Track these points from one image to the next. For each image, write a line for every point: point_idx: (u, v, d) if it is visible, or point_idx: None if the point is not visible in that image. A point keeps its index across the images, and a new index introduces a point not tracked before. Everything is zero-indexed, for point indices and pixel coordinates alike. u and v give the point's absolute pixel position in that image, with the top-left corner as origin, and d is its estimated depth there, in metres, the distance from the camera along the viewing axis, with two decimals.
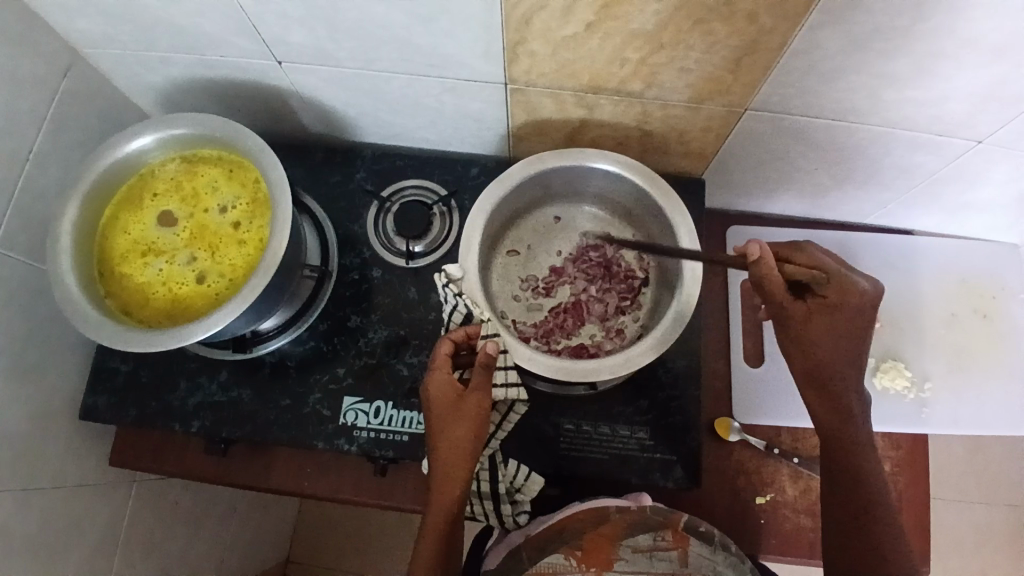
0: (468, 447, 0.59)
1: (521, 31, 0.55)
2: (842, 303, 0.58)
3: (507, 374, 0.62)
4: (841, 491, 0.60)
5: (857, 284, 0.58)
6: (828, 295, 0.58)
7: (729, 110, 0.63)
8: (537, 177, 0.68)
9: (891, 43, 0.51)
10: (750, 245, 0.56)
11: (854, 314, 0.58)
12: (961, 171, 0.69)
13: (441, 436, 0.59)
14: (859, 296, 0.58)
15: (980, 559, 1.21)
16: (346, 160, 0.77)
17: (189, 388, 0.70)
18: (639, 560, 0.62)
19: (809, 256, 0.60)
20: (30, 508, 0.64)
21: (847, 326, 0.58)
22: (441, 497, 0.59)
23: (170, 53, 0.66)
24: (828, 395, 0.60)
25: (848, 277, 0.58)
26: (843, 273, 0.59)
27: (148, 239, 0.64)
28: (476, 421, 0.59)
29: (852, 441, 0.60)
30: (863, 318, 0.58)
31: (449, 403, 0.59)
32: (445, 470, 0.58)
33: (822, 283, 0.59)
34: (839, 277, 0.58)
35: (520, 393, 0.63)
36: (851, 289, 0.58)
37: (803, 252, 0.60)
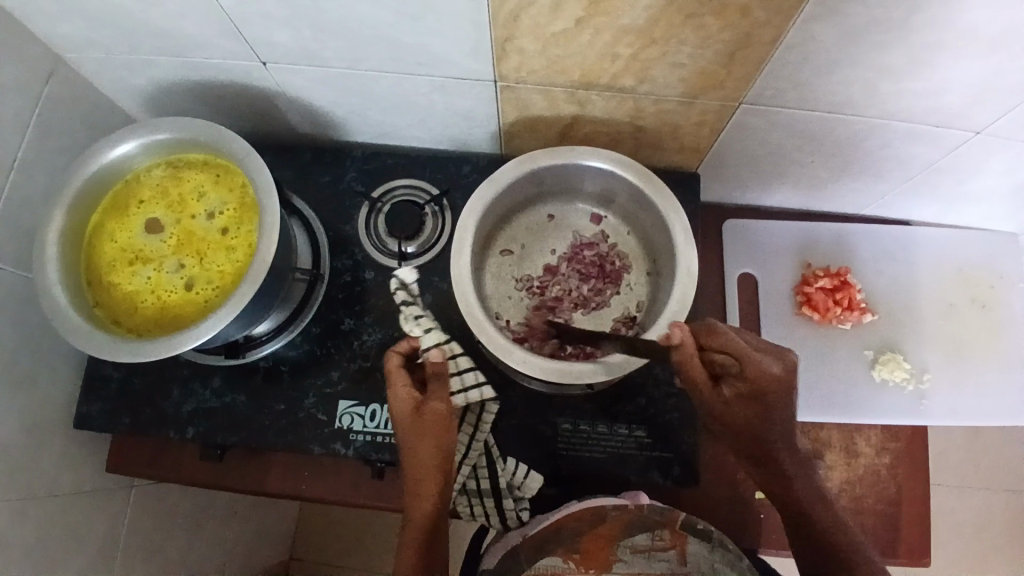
0: (435, 455, 0.60)
1: (509, 29, 0.54)
2: (756, 387, 0.57)
3: (464, 376, 0.65)
4: (802, 539, 0.62)
5: (764, 367, 0.56)
6: (742, 384, 0.58)
7: (723, 104, 0.62)
8: (529, 175, 0.67)
9: (887, 36, 0.50)
10: (674, 328, 0.56)
11: (770, 396, 0.57)
12: (959, 162, 0.68)
13: (407, 449, 0.61)
14: (773, 377, 0.56)
15: (979, 543, 1.22)
16: (336, 160, 0.76)
17: (183, 395, 0.70)
18: (638, 561, 0.61)
19: (719, 338, 0.57)
20: (27, 519, 0.64)
21: (764, 409, 0.58)
22: (417, 507, 0.61)
23: (153, 56, 0.65)
24: (768, 460, 0.62)
25: (760, 358, 0.56)
26: (751, 353, 0.56)
27: (136, 247, 0.63)
28: (438, 430, 0.60)
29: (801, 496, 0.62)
30: (779, 395, 0.57)
31: (409, 418, 0.60)
32: (416, 479, 0.61)
33: (736, 370, 0.58)
34: (746, 361, 0.56)
35: (483, 392, 0.65)
36: (765, 372, 0.56)
37: (711, 332, 0.57)
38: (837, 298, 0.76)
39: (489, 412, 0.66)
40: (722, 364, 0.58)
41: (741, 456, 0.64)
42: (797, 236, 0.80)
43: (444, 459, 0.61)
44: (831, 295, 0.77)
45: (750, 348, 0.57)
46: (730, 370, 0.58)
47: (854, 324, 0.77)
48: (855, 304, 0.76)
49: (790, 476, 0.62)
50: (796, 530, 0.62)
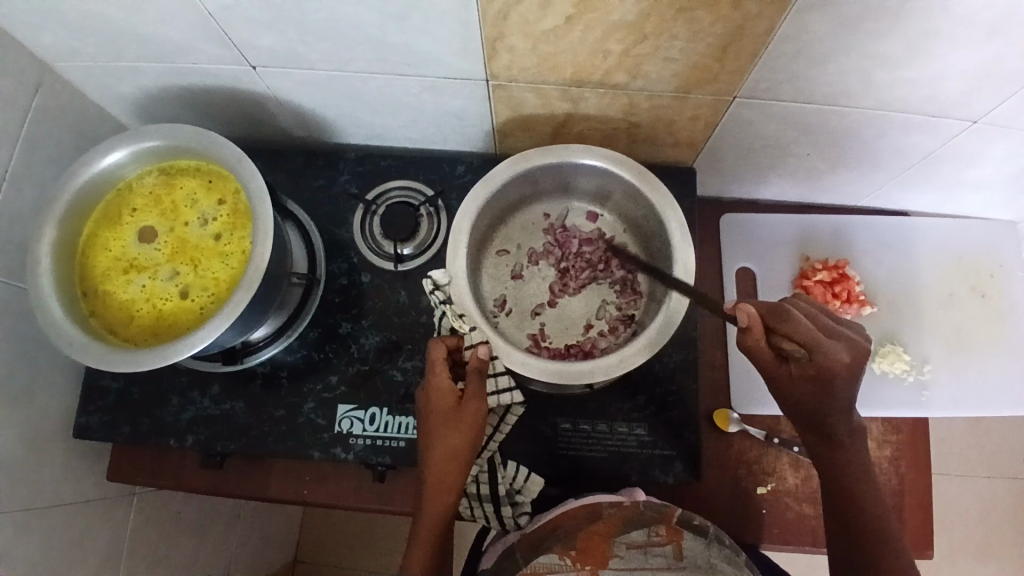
0: (462, 453, 0.60)
1: (499, 27, 0.53)
2: (825, 374, 0.55)
3: (498, 379, 0.64)
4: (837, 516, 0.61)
5: (833, 354, 0.54)
6: (809, 367, 0.55)
7: (717, 98, 0.61)
8: (523, 175, 0.67)
9: (882, 25, 0.49)
10: (739, 310, 0.55)
11: (845, 381, 0.55)
12: (958, 150, 0.67)
13: (435, 440, 0.60)
14: (843, 364, 0.54)
15: (985, 532, 1.21)
16: (329, 163, 0.76)
17: (181, 403, 0.70)
18: (635, 556, 0.59)
19: (790, 325, 0.55)
20: (28, 532, 0.64)
21: (828, 391, 0.56)
22: (436, 502, 0.60)
23: (141, 63, 0.64)
24: (827, 433, 0.60)
25: (830, 344, 0.54)
26: (822, 340, 0.54)
27: (130, 256, 0.63)
28: (472, 428, 0.60)
29: (847, 470, 0.60)
30: (852, 377, 0.55)
31: (448, 408, 0.59)
32: (439, 473, 0.60)
33: (805, 357, 0.55)
34: (818, 349, 0.54)
35: (514, 397, 0.64)
36: (834, 359, 0.54)
37: (781, 316, 0.55)
38: (836, 291, 0.76)
39: (512, 416, 0.65)
40: (789, 351, 0.56)
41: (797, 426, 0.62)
42: (795, 228, 0.80)
43: (469, 458, 0.60)
44: (829, 288, 0.76)
45: (820, 333, 0.55)
46: (799, 354, 0.56)
47: (854, 316, 0.77)
48: (854, 297, 0.76)
49: (841, 446, 0.60)
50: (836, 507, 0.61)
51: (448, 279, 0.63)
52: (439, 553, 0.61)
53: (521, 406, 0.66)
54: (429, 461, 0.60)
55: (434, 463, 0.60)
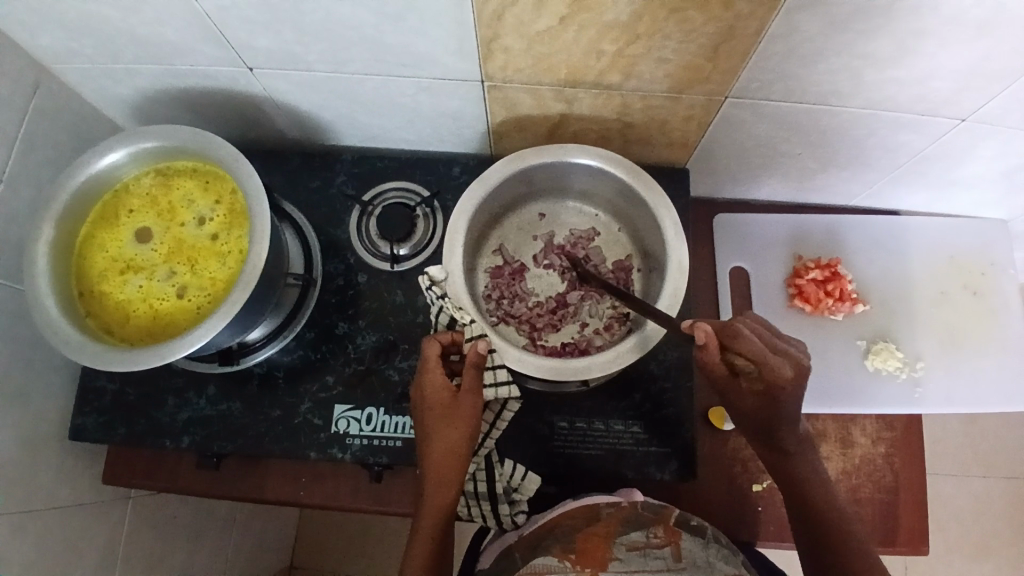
0: (461, 450, 0.60)
1: (494, 28, 0.54)
2: (773, 386, 0.56)
3: (496, 373, 0.63)
4: (802, 524, 0.61)
5: (778, 369, 0.55)
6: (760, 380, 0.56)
7: (710, 98, 0.62)
8: (519, 175, 0.67)
9: (870, 24, 0.50)
10: (695, 327, 0.56)
11: (789, 393, 0.56)
12: (947, 149, 0.68)
13: (433, 435, 0.60)
14: (788, 379, 0.55)
15: (980, 531, 1.22)
16: (325, 164, 0.76)
17: (178, 404, 0.70)
18: (635, 558, 0.59)
19: (739, 342, 0.56)
20: (23, 535, 0.64)
21: (777, 401, 0.57)
22: (436, 498, 0.60)
23: (138, 64, 0.65)
24: (774, 444, 0.61)
25: (775, 358, 0.55)
26: (769, 356, 0.55)
27: (127, 256, 0.63)
28: (469, 422, 0.60)
29: (799, 477, 0.61)
30: (790, 394, 0.56)
31: (442, 403, 0.60)
32: (438, 470, 0.60)
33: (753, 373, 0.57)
34: (764, 365, 0.55)
35: (511, 391, 0.63)
36: (778, 376, 0.55)
37: (734, 334, 0.56)
38: (829, 289, 0.77)
39: (509, 411, 0.65)
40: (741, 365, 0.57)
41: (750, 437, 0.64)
42: (788, 227, 0.81)
43: (469, 455, 0.61)
44: (822, 286, 0.77)
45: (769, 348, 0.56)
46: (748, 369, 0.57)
47: (846, 314, 0.78)
48: (846, 295, 0.77)
49: (791, 456, 0.62)
50: (796, 513, 0.62)
51: (445, 276, 0.63)
52: (440, 551, 0.61)
53: (519, 401, 0.65)
54: (427, 457, 0.60)
55: (432, 462, 0.60)
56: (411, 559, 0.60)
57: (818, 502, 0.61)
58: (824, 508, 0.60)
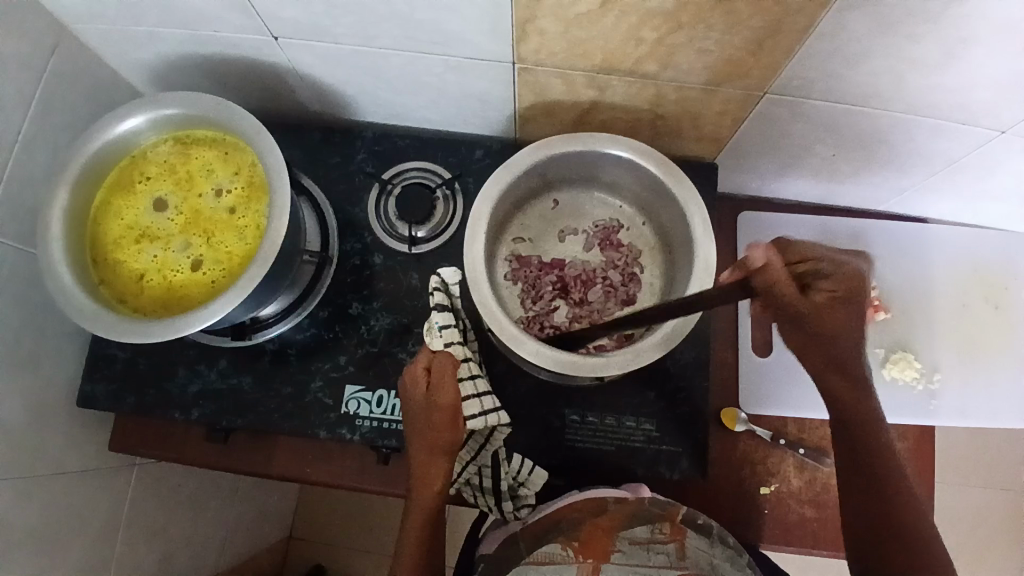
0: (447, 445, 0.61)
1: (531, 9, 0.52)
2: (848, 288, 0.54)
3: (482, 402, 0.62)
4: (854, 454, 0.63)
5: (855, 268, 0.54)
6: (833, 286, 0.54)
7: (747, 94, 0.60)
8: (545, 162, 0.66)
9: (922, 28, 0.48)
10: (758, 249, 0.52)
11: (857, 298, 0.55)
12: (984, 158, 0.67)
13: (417, 435, 0.62)
14: (859, 277, 0.54)
15: (977, 542, 1.22)
16: (346, 140, 0.75)
17: (188, 376, 0.69)
18: (637, 553, 0.61)
19: (805, 249, 0.53)
20: (28, 500, 0.63)
21: (846, 311, 0.56)
22: (423, 491, 0.62)
23: (160, 28, 0.63)
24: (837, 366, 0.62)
25: (845, 261, 0.54)
26: (838, 258, 0.54)
27: (142, 225, 0.62)
28: (448, 422, 0.61)
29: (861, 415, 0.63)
30: (861, 301, 0.55)
31: (422, 406, 0.61)
32: (422, 466, 0.62)
33: (827, 279, 0.53)
34: (840, 265, 0.54)
35: (500, 419, 0.62)
36: (852, 275, 0.54)
37: (791, 244, 0.53)
38: None
39: (504, 428, 0.64)
40: (808, 275, 0.53)
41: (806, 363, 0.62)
42: (813, 230, 0.79)
43: (456, 449, 0.62)
44: None
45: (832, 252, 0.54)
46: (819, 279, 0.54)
47: (867, 321, 0.77)
48: (868, 302, 0.76)
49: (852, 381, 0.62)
50: (846, 441, 0.64)
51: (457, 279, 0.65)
52: (429, 539, 0.63)
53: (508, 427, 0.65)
54: (413, 456, 0.62)
55: (418, 455, 0.62)
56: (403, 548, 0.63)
57: (880, 457, 0.62)
58: (887, 466, 0.62)
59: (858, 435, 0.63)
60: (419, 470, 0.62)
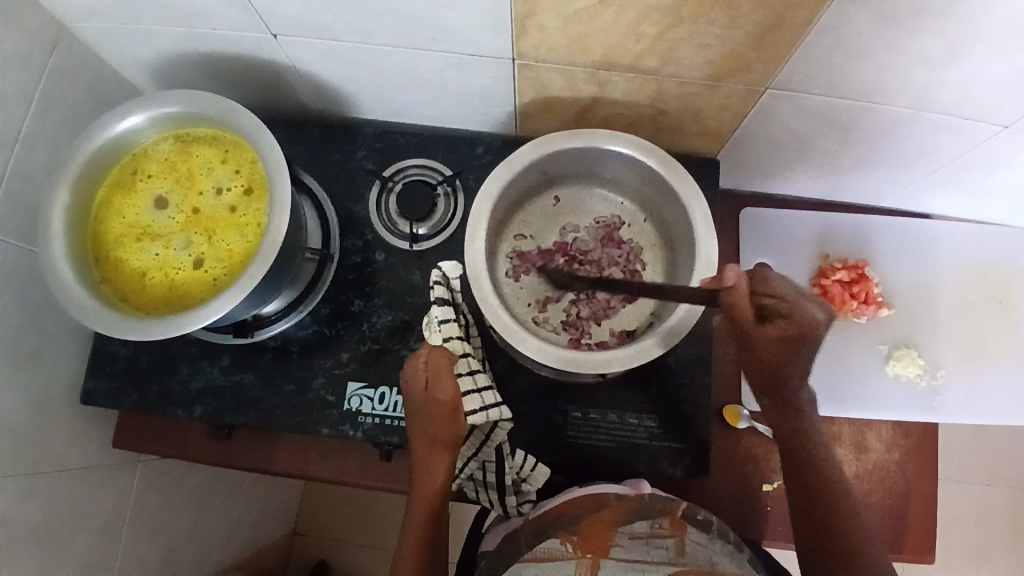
0: (447, 441, 0.61)
1: (530, 4, 0.52)
2: (802, 332, 0.56)
3: (483, 396, 0.63)
4: (798, 483, 0.62)
5: (812, 314, 0.55)
6: (786, 325, 0.56)
7: (749, 89, 0.60)
8: (546, 158, 0.65)
9: (925, 23, 0.48)
10: (728, 269, 0.54)
11: (811, 341, 0.56)
12: (988, 154, 0.66)
13: (417, 432, 0.62)
14: (819, 326, 0.56)
15: (981, 538, 1.22)
16: (346, 137, 0.75)
17: (190, 373, 0.70)
18: (637, 547, 0.58)
19: (772, 284, 0.57)
20: (32, 496, 0.64)
21: (801, 350, 0.58)
22: (426, 487, 0.62)
23: (160, 25, 0.63)
24: (782, 397, 0.62)
25: (808, 305, 0.56)
26: (801, 300, 0.56)
27: (144, 223, 0.62)
28: (447, 418, 0.61)
29: (807, 442, 0.62)
30: (813, 343, 0.57)
31: (420, 404, 0.61)
32: (423, 462, 0.62)
33: (785, 316, 0.56)
34: (797, 307, 0.56)
35: (502, 413, 0.63)
36: (809, 319, 0.55)
37: (764, 277, 0.57)
38: (854, 291, 0.75)
39: (505, 422, 0.64)
40: (767, 310, 0.57)
41: (758, 392, 0.64)
42: (816, 226, 0.79)
43: (456, 445, 0.62)
44: (847, 288, 0.75)
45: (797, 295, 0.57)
46: (777, 315, 0.56)
47: (870, 317, 0.76)
48: (871, 298, 0.75)
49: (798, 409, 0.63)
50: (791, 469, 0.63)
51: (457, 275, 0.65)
52: (432, 538, 0.63)
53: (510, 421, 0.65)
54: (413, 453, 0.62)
55: (418, 452, 0.62)
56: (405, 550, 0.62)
57: (826, 487, 0.61)
58: (834, 495, 0.61)
59: (804, 462, 0.62)
60: (419, 466, 0.62)
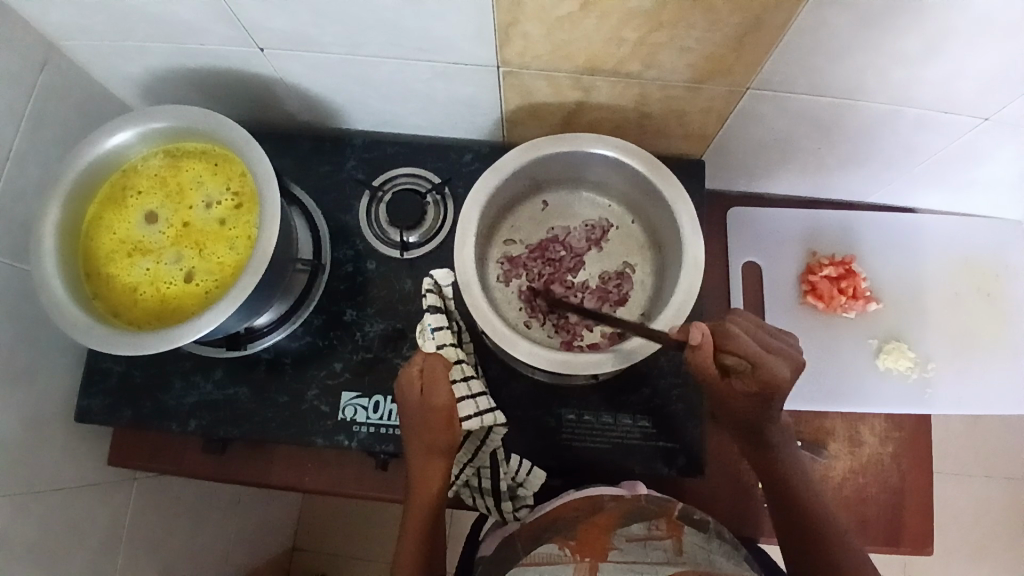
0: (445, 446, 0.62)
1: (513, 12, 0.53)
2: (769, 387, 0.58)
3: (478, 402, 0.62)
4: (782, 512, 0.63)
5: (776, 370, 0.57)
6: (753, 379, 0.58)
7: (731, 90, 0.61)
8: (533, 163, 0.66)
9: (900, 20, 0.49)
10: (694, 328, 0.55)
11: (778, 393, 0.59)
12: (969, 148, 0.67)
13: (412, 438, 0.62)
14: (783, 380, 0.57)
15: (979, 532, 1.22)
16: (336, 149, 0.75)
17: (184, 388, 0.69)
18: (635, 549, 0.57)
19: (737, 342, 0.57)
20: (27, 516, 0.64)
21: (766, 399, 0.60)
22: (422, 494, 0.62)
23: (148, 42, 0.63)
24: (753, 433, 0.63)
25: (771, 359, 0.57)
26: (765, 356, 0.57)
27: (134, 238, 0.62)
28: (442, 423, 0.61)
29: (784, 469, 0.63)
30: (777, 394, 0.59)
31: (415, 409, 0.61)
32: (419, 469, 0.62)
33: (749, 371, 0.58)
34: (760, 366, 0.57)
35: (497, 419, 0.63)
36: (774, 374, 0.57)
37: (730, 333, 0.58)
38: (842, 287, 0.76)
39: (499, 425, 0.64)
40: (732, 365, 0.59)
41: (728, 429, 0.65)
42: (802, 225, 0.80)
43: (454, 449, 0.62)
44: (836, 284, 0.76)
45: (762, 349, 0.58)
46: (743, 370, 0.58)
47: (859, 313, 0.77)
48: (859, 293, 0.76)
49: (771, 442, 0.64)
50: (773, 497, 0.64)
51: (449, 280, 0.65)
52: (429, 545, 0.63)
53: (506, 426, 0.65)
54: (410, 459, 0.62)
55: (414, 456, 0.62)
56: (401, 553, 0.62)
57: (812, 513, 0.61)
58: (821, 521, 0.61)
59: (786, 489, 0.63)
60: (415, 472, 0.62)
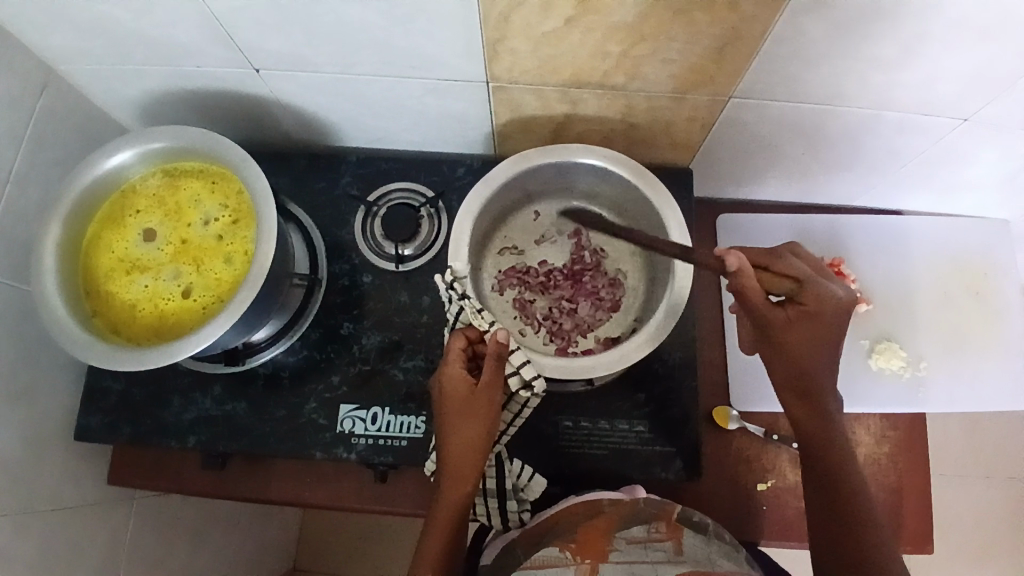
0: (477, 438, 0.59)
1: (500, 29, 0.54)
2: (819, 309, 0.57)
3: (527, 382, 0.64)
4: (821, 491, 0.60)
5: (828, 289, 0.57)
6: (806, 303, 0.57)
7: (714, 99, 0.62)
8: (524, 174, 0.68)
9: (873, 26, 0.50)
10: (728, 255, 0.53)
11: (829, 318, 0.57)
12: (951, 149, 0.69)
13: (448, 426, 0.59)
14: (833, 301, 0.57)
15: (983, 533, 1.22)
16: (330, 166, 0.77)
17: (183, 404, 0.70)
18: (635, 550, 0.57)
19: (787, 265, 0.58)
20: (28, 537, 0.64)
21: (819, 329, 0.58)
22: (453, 489, 0.59)
23: (146, 66, 0.65)
24: (810, 392, 0.60)
25: (823, 284, 0.57)
26: (814, 278, 0.57)
27: (132, 255, 0.63)
28: (487, 416, 0.59)
29: (833, 440, 0.60)
30: (835, 322, 0.58)
31: (462, 396, 0.59)
32: (454, 463, 0.59)
33: (796, 288, 0.57)
34: (812, 286, 0.57)
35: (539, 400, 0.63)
36: (823, 295, 0.57)
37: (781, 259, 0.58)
38: None
39: (507, 435, 0.65)
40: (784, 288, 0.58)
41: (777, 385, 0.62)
42: (791, 228, 0.81)
43: (484, 447, 0.59)
44: None
45: (815, 274, 0.58)
46: (793, 292, 0.58)
47: (850, 315, 0.78)
48: None
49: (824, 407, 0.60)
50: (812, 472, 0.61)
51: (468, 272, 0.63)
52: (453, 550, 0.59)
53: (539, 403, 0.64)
54: (444, 450, 0.59)
55: (450, 445, 0.59)
56: (424, 551, 0.58)
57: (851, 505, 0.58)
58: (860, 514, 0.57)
59: (829, 467, 0.60)
60: (449, 464, 0.59)
